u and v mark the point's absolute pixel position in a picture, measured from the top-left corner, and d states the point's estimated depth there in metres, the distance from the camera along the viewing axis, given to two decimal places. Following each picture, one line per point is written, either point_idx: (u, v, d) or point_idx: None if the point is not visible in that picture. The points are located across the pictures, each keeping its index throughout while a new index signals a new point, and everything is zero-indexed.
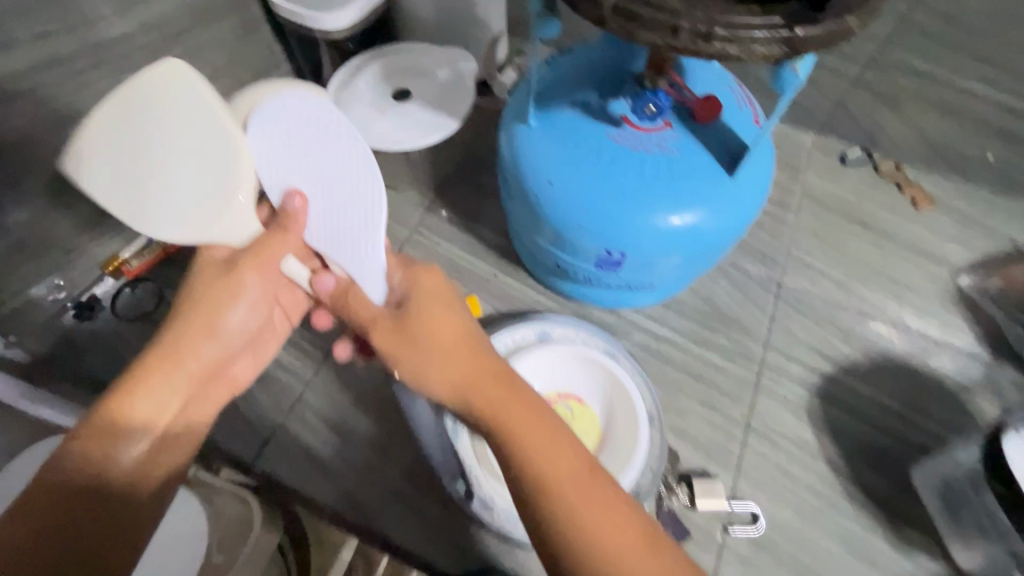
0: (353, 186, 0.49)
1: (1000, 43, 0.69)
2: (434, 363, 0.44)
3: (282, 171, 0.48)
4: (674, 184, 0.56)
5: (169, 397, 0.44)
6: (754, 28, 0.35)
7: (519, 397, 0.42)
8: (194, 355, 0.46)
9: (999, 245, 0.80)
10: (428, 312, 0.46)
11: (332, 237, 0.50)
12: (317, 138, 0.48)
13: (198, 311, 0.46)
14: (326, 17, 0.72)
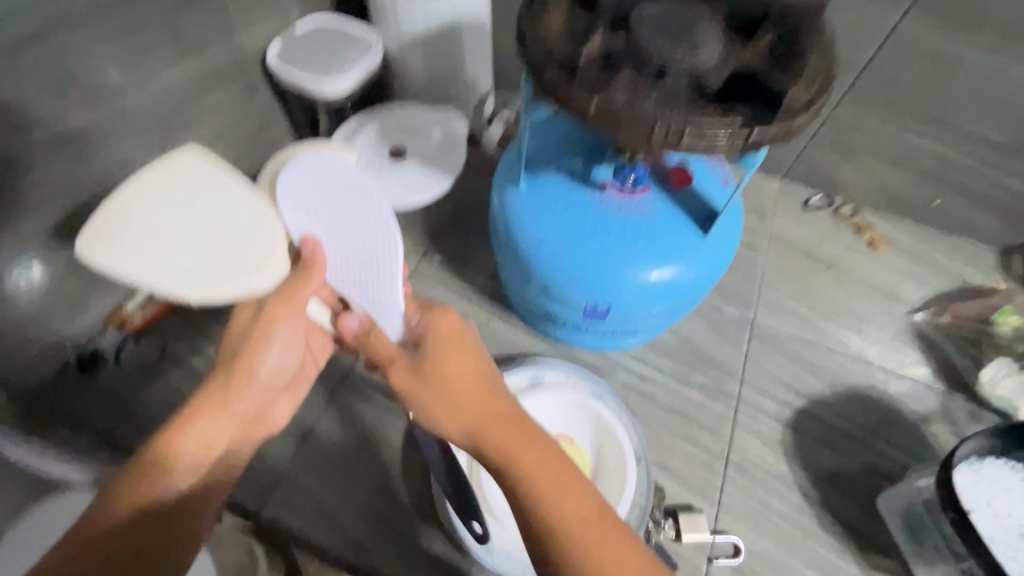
0: (373, 235, 0.54)
1: (936, 104, 0.77)
2: (447, 406, 0.47)
3: (304, 221, 0.54)
4: (653, 244, 0.62)
5: (206, 440, 0.48)
6: (717, 129, 0.42)
7: (533, 443, 0.46)
8: (234, 398, 0.49)
9: (949, 283, 0.87)
10: (445, 357, 0.49)
11: (352, 281, 0.56)
12: (343, 191, 0.54)
13: (243, 358, 0.50)
14: (328, 85, 0.77)
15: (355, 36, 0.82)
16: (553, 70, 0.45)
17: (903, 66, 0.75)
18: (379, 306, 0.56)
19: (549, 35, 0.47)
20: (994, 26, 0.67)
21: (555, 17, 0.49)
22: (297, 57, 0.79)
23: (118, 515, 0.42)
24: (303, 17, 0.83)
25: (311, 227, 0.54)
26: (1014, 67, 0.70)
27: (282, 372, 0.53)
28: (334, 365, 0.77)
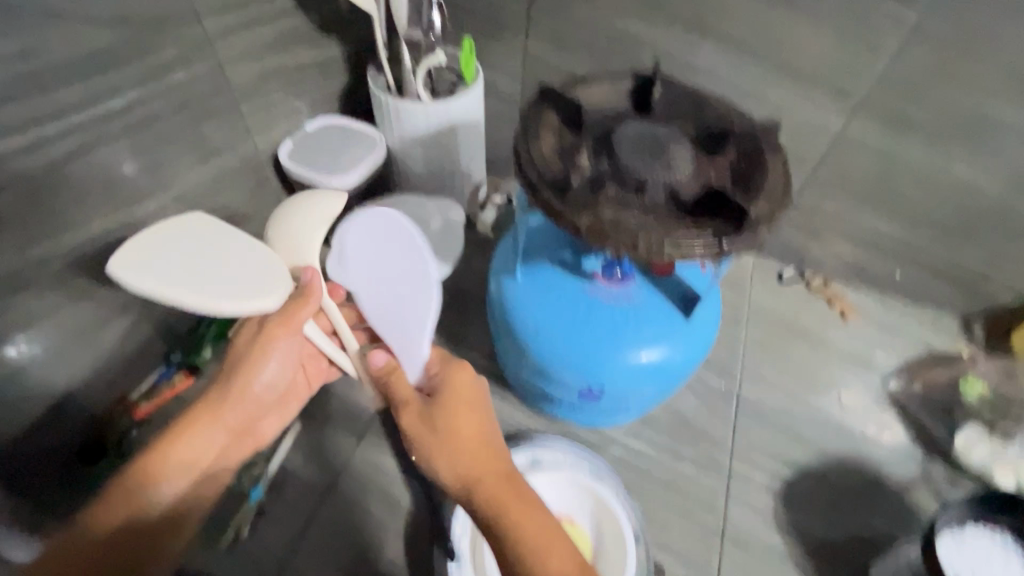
0: (414, 288, 0.64)
1: (884, 190, 0.86)
2: (448, 453, 0.54)
3: (366, 269, 0.66)
4: (640, 329, 0.66)
5: (197, 449, 0.61)
6: (691, 244, 0.48)
7: (518, 496, 0.52)
8: (225, 414, 0.63)
9: (918, 349, 0.93)
10: (457, 411, 0.57)
11: (392, 323, 0.65)
12: (394, 249, 0.65)
13: (239, 376, 0.64)
14: (333, 181, 0.84)
15: (360, 136, 0.90)
16: (547, 189, 0.50)
17: (853, 159, 0.85)
18: (408, 350, 0.64)
19: (541, 156, 0.54)
20: (926, 128, 0.77)
21: (546, 139, 0.56)
22: (306, 159, 0.87)
23: (116, 515, 0.55)
24: (313, 117, 0.92)
25: (363, 282, 0.67)
26: (949, 161, 0.79)
27: (262, 393, 0.66)
28: (337, 446, 0.80)
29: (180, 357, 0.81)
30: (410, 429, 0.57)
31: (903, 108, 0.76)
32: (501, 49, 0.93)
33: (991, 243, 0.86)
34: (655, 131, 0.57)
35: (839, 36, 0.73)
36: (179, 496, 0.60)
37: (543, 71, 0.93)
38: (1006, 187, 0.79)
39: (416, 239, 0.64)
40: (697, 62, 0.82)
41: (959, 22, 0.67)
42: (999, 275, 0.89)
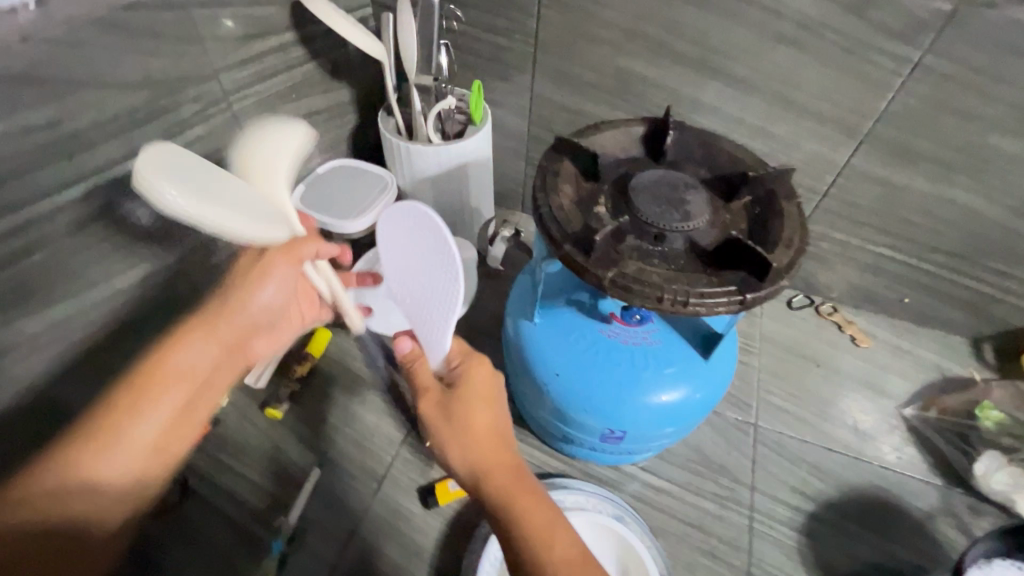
0: (440, 284, 0.60)
1: (892, 219, 0.87)
2: (462, 443, 0.54)
3: (400, 254, 0.63)
4: (660, 369, 0.67)
5: (167, 387, 0.53)
6: (715, 296, 0.48)
7: (526, 489, 0.52)
8: (207, 346, 0.57)
9: (929, 374, 0.94)
10: (474, 406, 0.56)
11: (419, 309, 0.64)
12: (426, 239, 0.60)
13: (234, 295, 0.59)
14: (349, 225, 0.85)
15: (371, 177, 0.91)
16: (570, 244, 0.51)
17: (859, 190, 0.86)
18: (431, 339, 0.63)
19: (561, 209, 0.54)
20: (929, 160, 0.78)
21: (565, 191, 0.57)
22: (320, 203, 0.88)
23: (107, 450, 0.48)
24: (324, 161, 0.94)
25: (399, 262, 0.65)
26: (954, 191, 0.80)
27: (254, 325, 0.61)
28: (357, 492, 0.79)
29: None
30: (426, 416, 0.57)
31: (907, 141, 0.78)
32: (507, 89, 0.94)
33: (999, 267, 0.87)
34: (672, 175, 0.57)
35: (842, 75, 0.74)
36: (169, 422, 0.52)
37: (549, 109, 0.94)
38: (1010, 214, 0.80)
39: (441, 236, 0.57)
40: (703, 100, 0.83)
41: (960, 60, 0.68)
42: (1009, 298, 0.90)
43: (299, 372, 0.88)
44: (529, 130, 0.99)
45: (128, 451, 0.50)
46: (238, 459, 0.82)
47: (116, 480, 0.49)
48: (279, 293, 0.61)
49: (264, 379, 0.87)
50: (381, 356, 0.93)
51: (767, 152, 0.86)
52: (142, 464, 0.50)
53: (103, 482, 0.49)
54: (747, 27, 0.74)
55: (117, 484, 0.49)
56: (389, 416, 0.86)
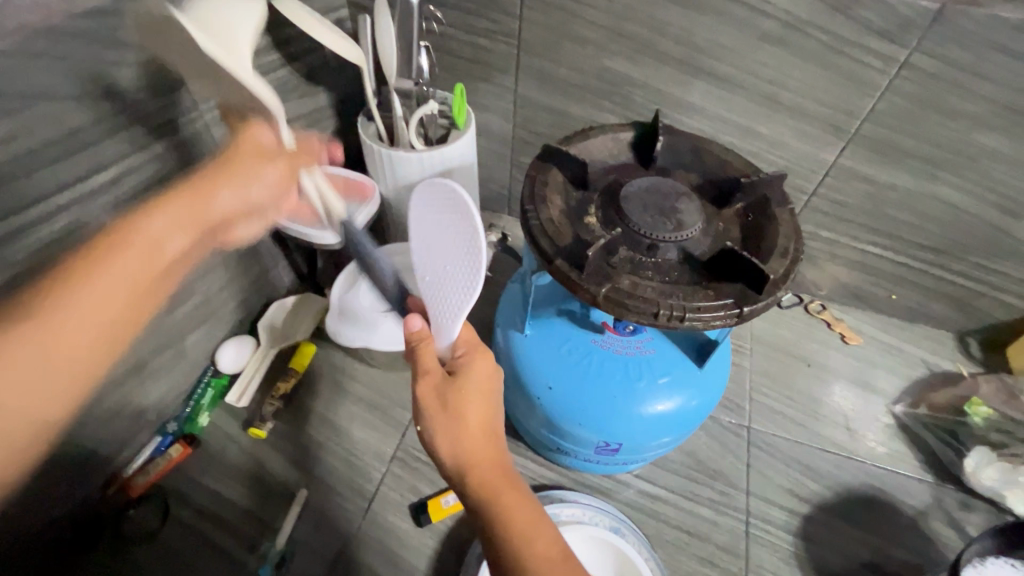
0: (461, 269, 0.53)
1: (878, 218, 0.87)
2: (453, 434, 0.48)
3: (422, 232, 0.57)
4: (655, 380, 0.66)
5: (130, 269, 0.46)
6: (711, 309, 0.47)
7: (518, 492, 0.48)
8: (184, 229, 0.50)
9: (917, 370, 0.94)
10: (474, 398, 0.50)
11: (432, 291, 0.57)
12: (455, 220, 0.53)
13: (225, 172, 0.54)
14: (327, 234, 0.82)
15: (353, 184, 0.87)
16: (561, 259, 0.49)
17: (846, 189, 0.85)
18: (441, 323, 0.56)
19: (551, 222, 0.52)
20: (916, 158, 0.78)
21: (554, 201, 0.55)
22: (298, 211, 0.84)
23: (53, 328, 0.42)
24: None
25: (421, 238, 0.58)
26: (940, 188, 0.80)
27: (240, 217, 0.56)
28: (346, 511, 0.77)
29: (177, 426, 0.81)
30: (419, 399, 0.50)
31: (893, 139, 0.77)
32: (490, 91, 0.92)
33: (985, 262, 0.87)
34: (663, 182, 0.56)
35: (829, 74, 0.73)
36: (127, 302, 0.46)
37: (534, 111, 0.92)
38: (995, 211, 0.80)
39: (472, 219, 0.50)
40: (690, 101, 0.82)
41: (946, 58, 0.68)
42: (994, 293, 0.90)
43: (282, 390, 0.85)
44: (514, 132, 0.97)
45: (74, 328, 0.43)
46: (222, 481, 0.79)
47: (51, 359, 0.42)
48: (274, 188, 0.58)
49: (247, 398, 0.85)
50: (367, 369, 0.90)
51: (754, 152, 0.85)
52: (92, 344, 0.44)
53: (37, 367, 0.41)
54: (733, 26, 0.73)
55: (51, 361, 0.42)
56: (378, 431, 0.84)
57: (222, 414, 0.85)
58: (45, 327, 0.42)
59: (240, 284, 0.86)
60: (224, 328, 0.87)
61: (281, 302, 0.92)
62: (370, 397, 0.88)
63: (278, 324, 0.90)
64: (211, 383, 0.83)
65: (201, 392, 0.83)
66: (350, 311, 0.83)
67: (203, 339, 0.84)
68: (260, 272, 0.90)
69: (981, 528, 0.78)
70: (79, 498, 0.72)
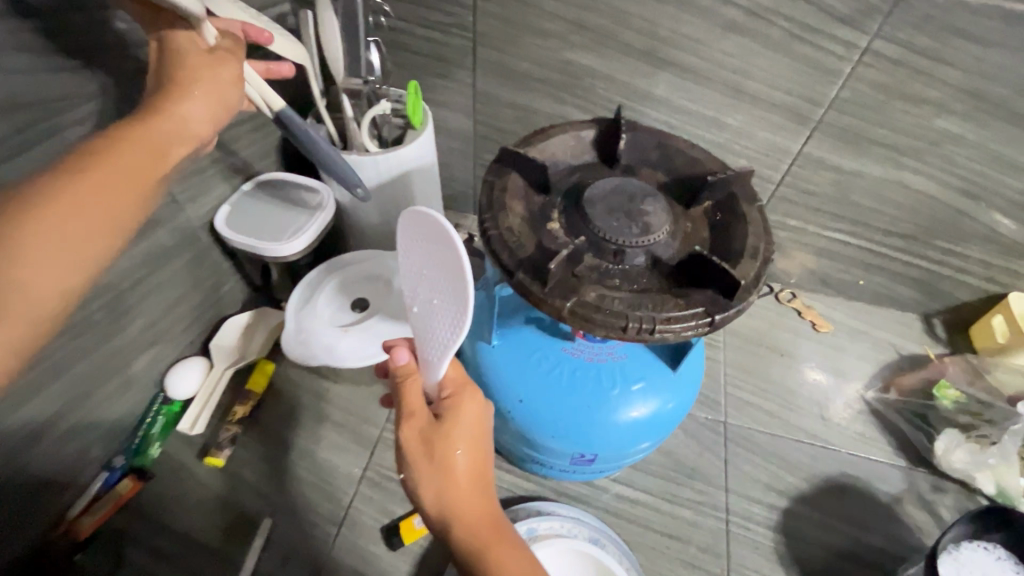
0: (448, 306, 0.51)
1: (846, 205, 0.87)
2: (437, 485, 0.50)
3: (413, 262, 0.55)
4: (629, 387, 0.63)
5: (137, 164, 0.44)
6: (682, 319, 0.45)
7: (504, 542, 0.49)
8: (174, 136, 0.48)
9: (887, 354, 0.95)
10: (460, 445, 0.52)
11: (421, 324, 0.55)
12: (443, 253, 0.50)
13: (197, 71, 0.51)
14: (281, 246, 0.77)
15: (306, 194, 0.84)
16: (523, 271, 0.46)
17: (814, 178, 0.84)
18: (430, 358, 0.54)
19: (511, 231, 0.49)
20: (882, 145, 0.77)
21: (514, 208, 0.52)
22: (247, 223, 0.79)
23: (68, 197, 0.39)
24: (250, 179, 0.85)
25: (412, 264, 0.55)
26: (904, 174, 0.80)
27: (215, 124, 0.52)
28: (315, 538, 0.73)
29: (125, 459, 0.75)
30: (406, 444, 0.52)
31: (859, 127, 0.76)
32: (448, 87, 0.87)
33: (949, 246, 0.88)
34: (628, 183, 0.53)
35: (795, 63, 0.72)
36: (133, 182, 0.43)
37: (495, 107, 0.88)
38: (958, 195, 0.80)
39: (458, 259, 0.47)
40: (654, 93, 0.80)
41: (910, 43, 0.66)
42: (958, 275, 0.91)
43: (240, 414, 0.80)
44: (475, 129, 0.93)
45: (85, 198, 0.40)
46: (179, 515, 0.74)
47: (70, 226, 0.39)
48: (230, 88, 0.53)
49: (200, 425, 0.79)
50: (332, 385, 0.86)
51: (721, 143, 0.83)
52: (104, 218, 0.41)
53: (60, 237, 0.38)
54: (695, 15, 0.70)
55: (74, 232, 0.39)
56: (345, 451, 0.80)
57: (176, 443, 0.80)
58: (66, 214, 0.39)
59: (188, 303, 0.81)
60: (174, 350, 0.81)
61: (235, 320, 0.86)
62: (336, 415, 0.83)
63: (232, 343, 0.85)
64: (161, 411, 0.78)
65: (150, 422, 0.77)
66: (308, 329, 0.78)
67: (151, 365, 0.78)
68: (210, 289, 0.84)
69: (953, 510, 0.79)
70: (18, 547, 0.67)
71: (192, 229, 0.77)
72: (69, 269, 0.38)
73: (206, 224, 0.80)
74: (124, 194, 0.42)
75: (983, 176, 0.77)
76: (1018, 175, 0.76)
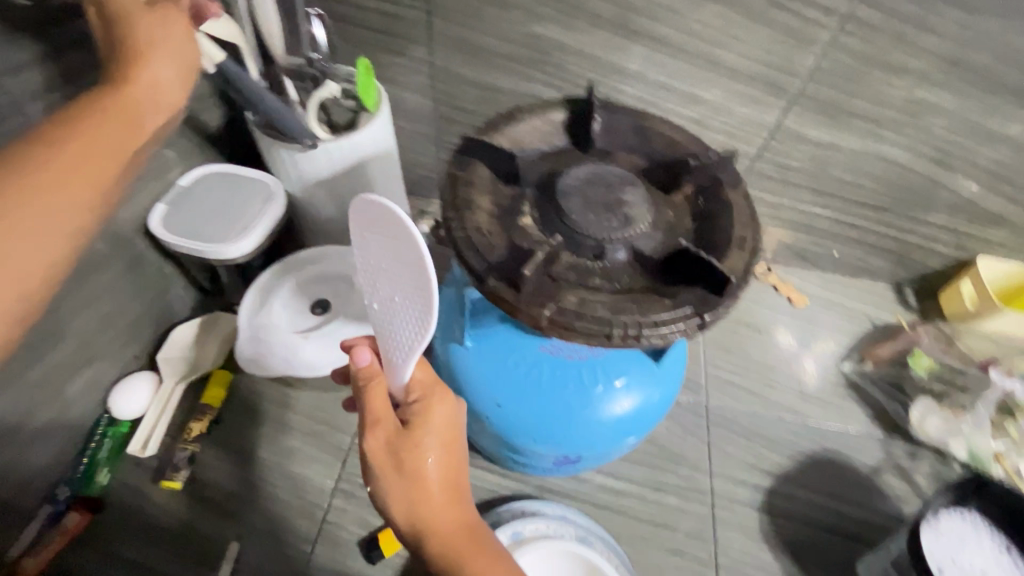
0: (411, 304, 0.45)
1: (823, 178, 0.84)
2: (407, 496, 0.47)
3: (371, 255, 0.47)
4: (611, 383, 0.60)
5: (112, 138, 0.41)
6: (670, 322, 0.42)
7: (481, 550, 0.47)
8: (142, 107, 0.44)
9: (863, 325, 0.95)
10: (429, 453, 0.48)
11: (383, 324, 0.49)
12: (402, 251, 0.43)
13: (138, 37, 0.45)
14: (226, 248, 0.70)
15: (251, 186, 0.76)
16: (494, 278, 0.42)
17: (791, 152, 0.82)
18: (393, 359, 0.48)
19: (480, 231, 0.45)
20: (859, 117, 0.75)
21: (482, 204, 0.47)
22: (186, 223, 0.72)
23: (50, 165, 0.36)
24: (187, 173, 0.77)
25: (366, 256, 0.48)
26: (881, 146, 0.78)
27: (183, 94, 0.48)
28: (288, 558, 0.69)
29: (70, 489, 0.69)
30: (371, 454, 0.48)
31: (838, 99, 0.73)
32: (404, 66, 0.80)
33: (922, 216, 0.87)
34: (605, 171, 0.49)
35: (773, 33, 0.67)
36: (115, 150, 0.40)
37: (456, 86, 0.82)
38: (933, 164, 0.79)
39: (420, 251, 0.41)
40: (626, 67, 0.75)
41: (891, 9, 0.63)
42: (929, 245, 0.91)
43: (196, 432, 0.75)
44: (435, 110, 0.86)
45: (68, 165, 0.37)
46: (136, 546, 0.69)
47: (60, 194, 0.36)
48: (186, 50, 0.48)
49: (153, 445, 0.74)
50: (297, 392, 0.81)
51: (697, 118, 0.79)
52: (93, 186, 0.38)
53: (47, 206, 0.36)
54: None
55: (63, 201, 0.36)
56: (316, 462, 0.76)
57: (127, 468, 0.74)
58: (41, 192, 0.36)
59: (126, 315, 0.73)
60: (118, 366, 0.74)
61: (183, 331, 0.79)
62: (304, 424, 0.78)
63: (181, 355, 0.78)
64: (107, 434, 0.72)
65: (95, 447, 0.71)
66: (266, 336, 0.72)
67: (90, 386, 0.71)
68: (153, 297, 0.77)
69: (928, 477, 0.80)
70: None
71: (124, 234, 0.69)
72: (57, 238, 0.36)
73: (140, 228, 0.72)
74: (96, 170, 0.38)
75: (958, 146, 0.76)
76: (994, 144, 0.74)
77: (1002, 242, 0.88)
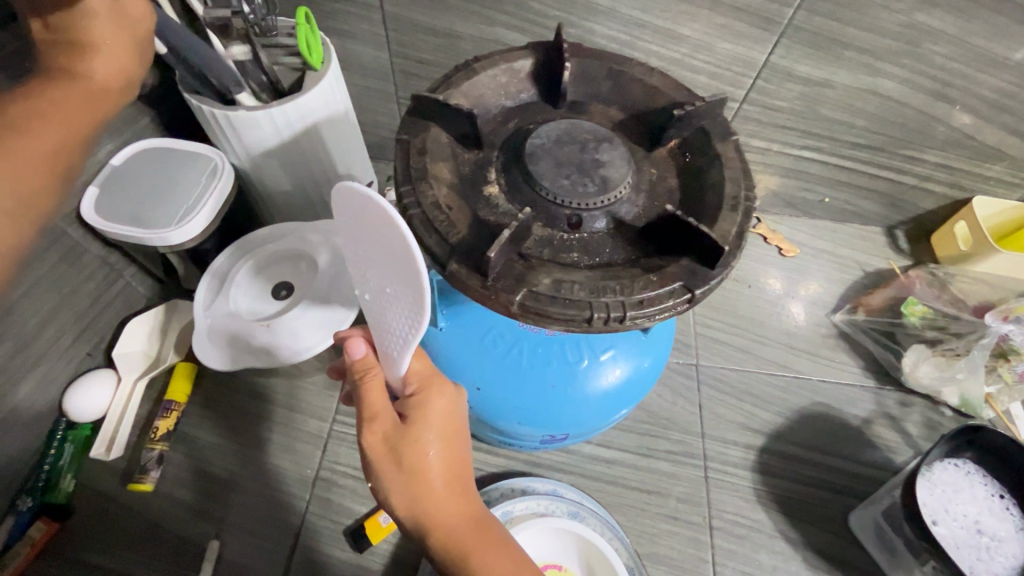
0: (405, 293, 0.38)
1: (815, 120, 0.79)
2: (407, 493, 0.43)
3: (355, 241, 0.42)
4: (597, 357, 0.57)
5: (80, 104, 0.41)
6: (658, 299, 0.38)
7: (490, 546, 0.44)
8: (103, 94, 0.42)
9: (856, 273, 0.92)
10: (430, 446, 0.44)
11: (376, 315, 0.44)
12: (380, 237, 0.37)
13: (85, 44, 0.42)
14: (170, 232, 0.63)
15: (193, 160, 0.68)
16: (457, 262, 0.38)
17: (780, 92, 0.75)
18: (388, 352, 0.43)
19: (438, 207, 0.40)
20: (853, 49, 0.68)
21: (440, 174, 0.42)
22: (123, 207, 0.64)
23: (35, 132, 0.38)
24: (121, 150, 0.69)
25: (355, 239, 0.42)
26: (877, 80, 0.72)
27: (132, 87, 0.46)
28: (271, 553, 0.67)
29: (32, 498, 0.65)
30: (369, 450, 0.44)
31: (832, 30, 0.67)
32: (352, 14, 0.71)
33: (916, 154, 0.82)
34: (578, 127, 0.44)
35: None
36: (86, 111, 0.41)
37: (412, 35, 0.73)
38: (932, 98, 0.73)
39: (404, 244, 0.34)
40: (600, 4, 0.67)
41: None
42: (923, 184, 0.87)
43: (163, 429, 0.70)
44: (392, 63, 0.78)
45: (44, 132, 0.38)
46: (113, 550, 0.66)
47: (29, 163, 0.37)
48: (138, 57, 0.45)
49: (119, 446, 0.69)
50: (269, 381, 0.77)
51: (680, 59, 0.73)
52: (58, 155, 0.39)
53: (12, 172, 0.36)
54: None
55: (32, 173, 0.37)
56: (293, 452, 0.73)
57: (95, 472, 0.70)
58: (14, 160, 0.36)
59: (71, 311, 0.67)
60: (69, 366, 0.69)
61: (139, 324, 0.73)
62: (279, 414, 0.75)
63: (141, 349, 0.72)
64: (68, 438, 0.67)
65: (57, 453, 0.66)
66: (227, 328, 0.67)
67: (39, 390, 0.66)
68: (101, 290, 0.71)
69: (920, 424, 0.79)
70: None
71: (54, 223, 0.63)
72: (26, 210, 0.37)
73: (71, 216, 0.65)
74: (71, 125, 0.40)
75: (959, 75, 0.70)
76: (998, 71, 0.69)
77: (999, 178, 0.84)
